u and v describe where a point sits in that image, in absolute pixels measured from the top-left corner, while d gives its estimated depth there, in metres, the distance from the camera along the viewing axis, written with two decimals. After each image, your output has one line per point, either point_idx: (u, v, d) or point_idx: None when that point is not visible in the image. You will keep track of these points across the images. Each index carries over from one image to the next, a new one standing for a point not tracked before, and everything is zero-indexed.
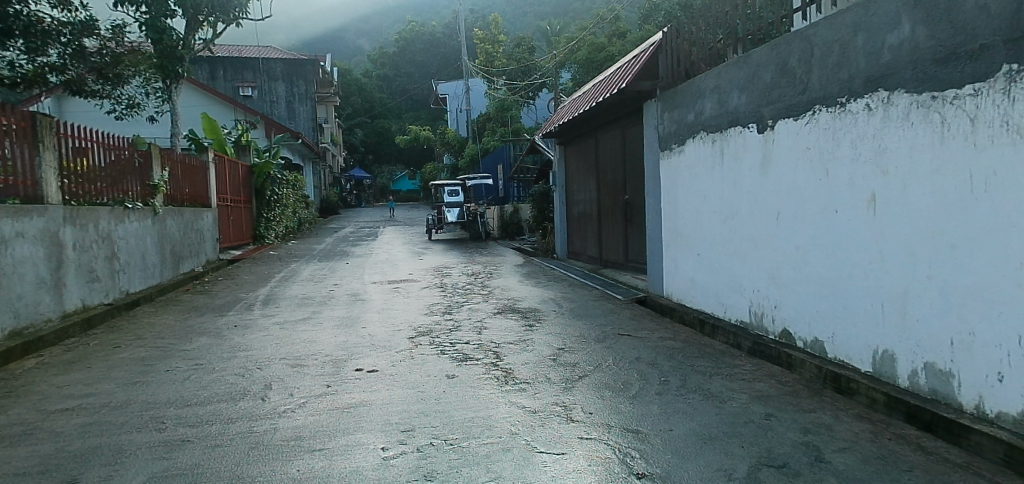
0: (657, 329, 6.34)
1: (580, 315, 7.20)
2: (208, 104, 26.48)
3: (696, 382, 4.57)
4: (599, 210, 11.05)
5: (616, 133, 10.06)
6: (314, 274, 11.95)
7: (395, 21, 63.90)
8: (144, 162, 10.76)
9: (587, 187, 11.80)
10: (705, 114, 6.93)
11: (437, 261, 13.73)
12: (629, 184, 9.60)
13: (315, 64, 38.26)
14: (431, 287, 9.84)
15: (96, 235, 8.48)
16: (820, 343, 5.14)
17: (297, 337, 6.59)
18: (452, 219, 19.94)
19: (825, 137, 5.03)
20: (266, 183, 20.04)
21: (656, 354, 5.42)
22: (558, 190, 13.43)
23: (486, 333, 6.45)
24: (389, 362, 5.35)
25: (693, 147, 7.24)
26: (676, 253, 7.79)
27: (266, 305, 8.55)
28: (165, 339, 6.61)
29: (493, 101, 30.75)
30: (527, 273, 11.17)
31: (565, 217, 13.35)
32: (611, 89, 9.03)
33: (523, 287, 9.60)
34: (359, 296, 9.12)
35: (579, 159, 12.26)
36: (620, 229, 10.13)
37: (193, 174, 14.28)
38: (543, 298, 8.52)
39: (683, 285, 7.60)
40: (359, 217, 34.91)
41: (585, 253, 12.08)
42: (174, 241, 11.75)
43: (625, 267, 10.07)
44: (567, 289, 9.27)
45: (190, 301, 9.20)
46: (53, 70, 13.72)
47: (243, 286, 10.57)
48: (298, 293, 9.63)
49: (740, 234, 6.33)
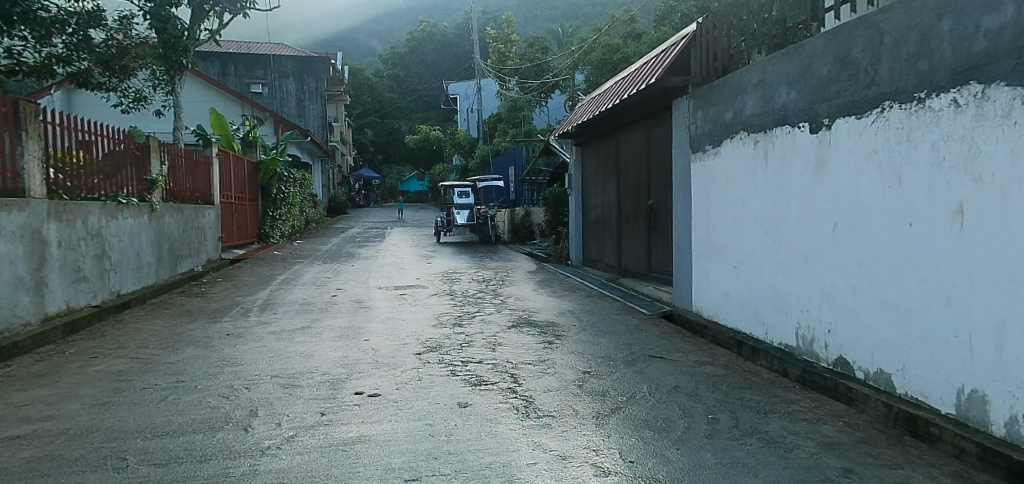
0: (692, 352, 5.68)
1: (603, 331, 6.55)
2: (216, 99, 25.97)
3: (749, 423, 3.92)
4: (619, 216, 10.37)
5: (640, 133, 9.41)
6: (318, 277, 11.39)
7: (407, 22, 63.62)
8: (141, 155, 10.19)
9: (605, 191, 11.14)
10: (745, 112, 6.27)
11: (446, 266, 13.13)
12: (654, 188, 8.94)
13: (326, 62, 37.69)
14: (440, 295, 9.22)
15: (84, 232, 7.91)
16: (887, 375, 4.47)
17: (294, 350, 5.98)
18: (462, 221, 19.19)
19: (897, 138, 4.35)
20: (272, 180, 19.50)
21: (696, 383, 4.77)
22: (574, 193, 12.79)
23: (500, 350, 5.81)
24: (393, 385, 4.72)
25: (730, 149, 6.56)
26: (707, 265, 7.13)
27: (263, 311, 7.95)
28: (148, 348, 6.01)
29: (505, 102, 30.17)
30: (541, 281, 10.52)
31: (581, 223, 12.70)
32: (638, 85, 8.40)
33: (539, 297, 8.96)
34: (363, 303, 8.52)
35: (597, 161, 11.60)
36: (642, 236, 9.45)
37: (196, 170, 13.73)
38: (561, 311, 7.89)
39: (715, 301, 6.94)
40: (367, 218, 34.39)
41: (603, 261, 11.41)
42: (172, 240, 11.21)
43: (646, 278, 9.39)
44: (586, 300, 8.62)
45: (184, 304, 8.64)
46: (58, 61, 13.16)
47: (242, 289, 9.99)
48: (299, 298, 9.04)
49: (786, 247, 5.66)
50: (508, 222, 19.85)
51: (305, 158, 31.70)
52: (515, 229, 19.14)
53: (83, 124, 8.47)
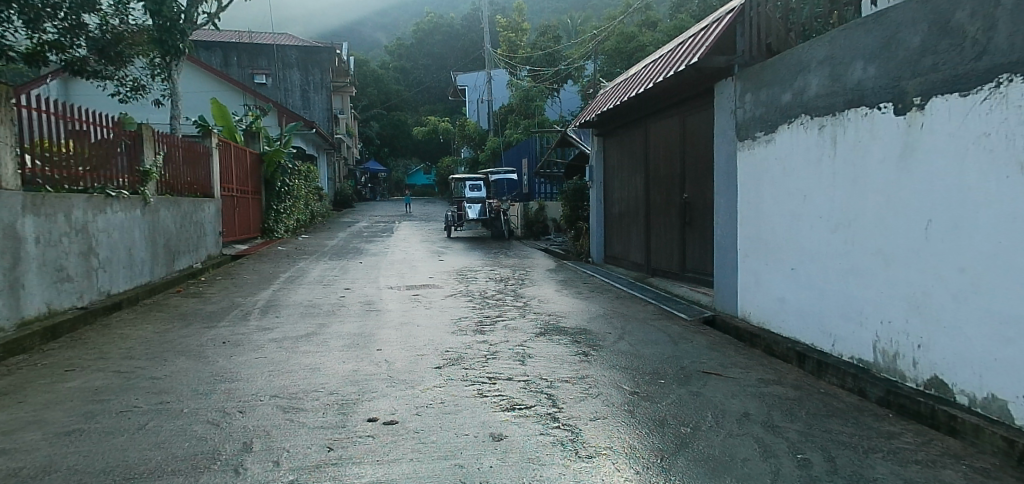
0: (754, 369, 4.95)
1: (644, 341, 5.83)
2: (217, 89, 25.29)
3: (851, 467, 3.21)
4: (647, 211, 9.65)
5: (673, 120, 8.67)
6: (325, 275, 10.69)
7: (414, 13, 62.82)
8: (133, 146, 9.55)
9: (631, 184, 10.41)
10: (808, 93, 5.51)
11: (460, 263, 12.41)
12: (689, 180, 8.20)
13: (332, 53, 37.05)
14: (456, 296, 8.51)
15: (66, 226, 7.24)
16: (999, 402, 3.75)
17: (297, 363, 5.27)
18: (473, 216, 18.47)
19: (1017, 118, 3.58)
20: (276, 172, 18.85)
21: (770, 409, 4.04)
22: (595, 186, 12.06)
23: (531, 364, 5.09)
24: (412, 409, 4.03)
25: (788, 135, 5.81)
26: (757, 265, 6.42)
27: (264, 315, 7.24)
28: (132, 359, 5.32)
29: (516, 93, 29.40)
30: (564, 281, 9.79)
31: (603, 218, 11.97)
32: (674, 66, 7.66)
33: (563, 299, 8.24)
34: (373, 306, 7.82)
35: (622, 151, 10.86)
36: (675, 233, 8.72)
37: (195, 161, 13.05)
38: (592, 316, 7.16)
39: (767, 306, 6.23)
40: (374, 212, 33.69)
41: (628, 259, 10.68)
42: (168, 235, 10.52)
43: (680, 278, 8.65)
44: (617, 303, 7.89)
45: (179, 305, 7.94)
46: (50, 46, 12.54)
47: (242, 288, 9.30)
48: (304, 299, 8.33)
49: (862, 247, 4.93)
50: (521, 216, 19.12)
51: (310, 150, 31.01)
52: (528, 224, 18.44)
53: (67, 110, 7.83)
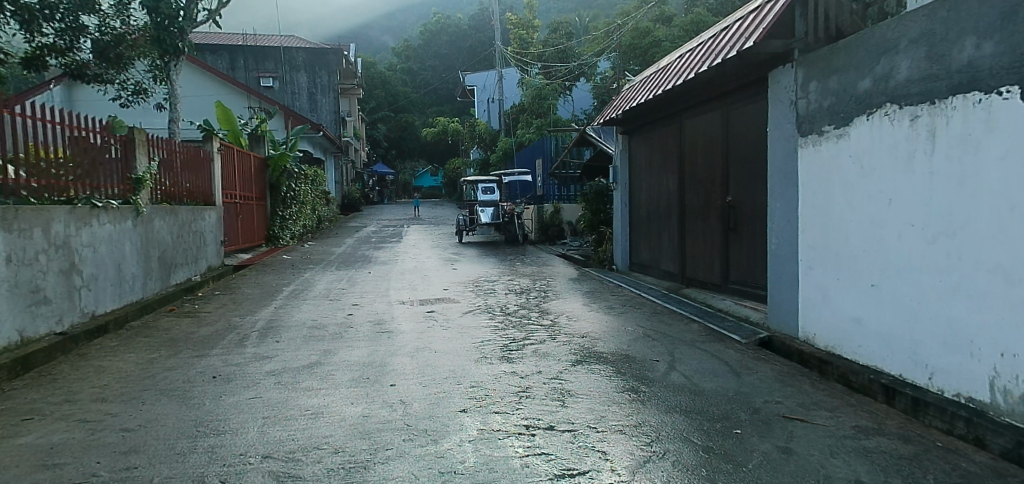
0: (844, 414, 4.13)
1: (702, 372, 5.01)
2: (222, 92, 24.63)
3: None
4: (681, 215, 8.83)
5: (716, 114, 7.83)
6: (331, 289, 9.91)
7: (421, 15, 62.21)
8: (125, 152, 8.75)
9: (661, 186, 9.59)
10: (899, 77, 4.64)
11: (475, 272, 11.62)
12: (734, 181, 7.38)
13: (339, 54, 36.40)
14: (475, 313, 7.70)
15: (44, 243, 6.48)
16: None
17: (297, 405, 4.47)
18: (486, 220, 17.68)
19: None
20: (281, 177, 18.12)
21: (887, 476, 3.22)
22: (618, 188, 11.24)
23: (574, 407, 4.27)
24: (436, 479, 3.21)
25: (870, 127, 4.96)
26: (826, 279, 5.58)
27: (263, 340, 6.45)
28: (105, 402, 4.53)
29: (527, 91, 28.57)
30: (590, 292, 8.99)
31: (627, 223, 11.13)
32: (721, 53, 6.82)
33: (595, 315, 7.42)
34: (384, 327, 7.02)
35: (651, 150, 10.01)
36: (715, 240, 7.87)
37: (195, 167, 12.32)
38: (632, 337, 6.34)
39: (840, 328, 5.39)
40: (383, 216, 32.98)
41: (658, 268, 9.85)
42: (164, 248, 9.78)
43: (722, 291, 7.80)
44: (656, 320, 7.06)
45: (169, 327, 7.15)
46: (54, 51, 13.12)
47: (241, 305, 8.52)
48: (308, 319, 7.54)
49: (972, 261, 4.04)
50: (536, 219, 18.34)
51: (316, 153, 30.30)
52: (543, 228, 17.66)
53: (51, 114, 7.11)
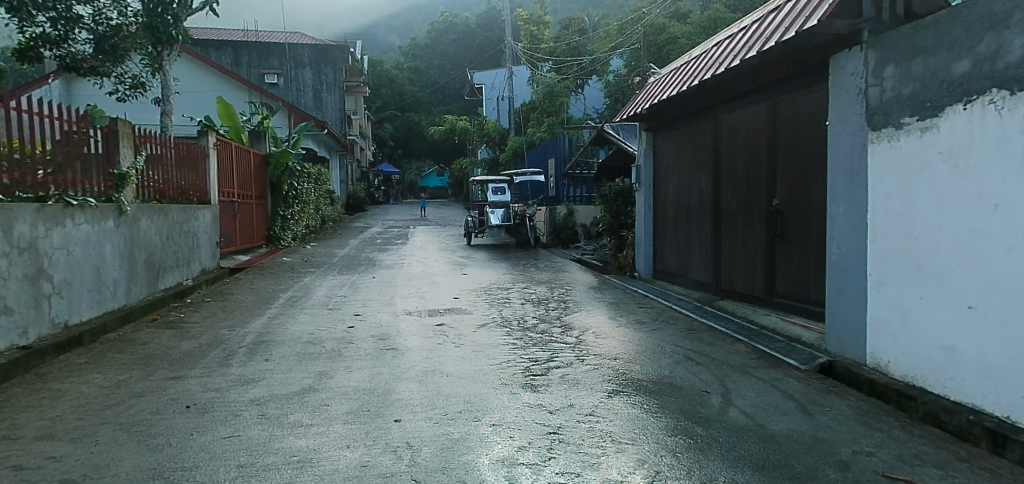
0: (958, 474, 3.32)
1: (767, 411, 4.20)
2: (225, 87, 23.96)
3: None
4: (716, 219, 8.06)
5: (762, 107, 7.04)
6: (331, 296, 9.12)
7: (428, 14, 61.54)
8: (105, 144, 7.98)
9: (691, 187, 8.83)
10: (1010, 57, 3.80)
11: (486, 278, 10.86)
12: (783, 181, 6.62)
13: (345, 50, 35.68)
14: (490, 327, 6.92)
15: (5, 245, 5.71)
16: None
17: (283, 448, 3.69)
18: (496, 222, 16.91)
19: None
20: (283, 175, 17.41)
21: None
22: (641, 189, 10.47)
23: (616, 458, 3.45)
24: None
25: (969, 118, 4.11)
26: (904, 297, 4.75)
27: (251, 358, 5.67)
28: (52, 441, 3.77)
29: (538, 89, 27.79)
30: (615, 303, 8.19)
31: (651, 227, 10.35)
32: (773, 34, 6.03)
33: (624, 331, 6.62)
34: (388, 343, 6.23)
35: (680, 148, 9.22)
36: (760, 248, 7.06)
37: (190, 163, 11.60)
38: (672, 359, 5.53)
39: (924, 355, 4.54)
40: (389, 216, 32.30)
41: (687, 276, 9.06)
42: (152, 249, 9.05)
43: (765, 305, 7.02)
44: (696, 338, 6.26)
45: (148, 340, 6.38)
46: (48, 42, 14.14)
47: (232, 315, 7.75)
48: (304, 332, 6.76)
49: None
50: (548, 222, 17.55)
51: (321, 152, 29.59)
52: (556, 231, 16.90)
53: (21, 101, 6.40)
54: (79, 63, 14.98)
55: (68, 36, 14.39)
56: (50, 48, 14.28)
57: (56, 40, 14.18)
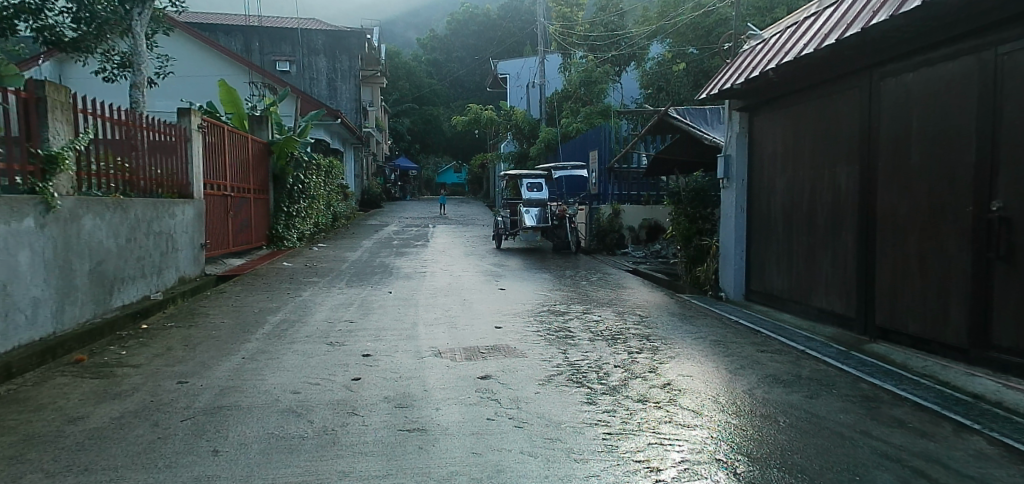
0: None
1: None
2: (227, 70, 22.03)
3: None
4: (865, 229, 5.82)
5: (967, 62, 4.77)
6: (334, 322, 6.92)
7: (447, 6, 59.41)
8: (24, 114, 5.89)
9: (817, 183, 6.59)
10: None
11: (531, 295, 8.65)
12: (1014, 175, 4.35)
13: (361, 37, 33.72)
14: (559, 386, 4.68)
15: None
16: None
17: None
18: (531, 223, 14.67)
19: None
20: (287, 167, 15.30)
21: None
22: (731, 186, 8.24)
23: None
24: None
25: None
26: None
27: (190, 449, 3.49)
28: None
29: (573, 75, 25.54)
30: (723, 342, 5.92)
31: (744, 235, 8.10)
32: None
33: (767, 400, 4.35)
34: (411, 417, 4.01)
35: (797, 132, 6.99)
36: (962, 273, 4.77)
37: (169, 148, 9.49)
38: (889, 472, 3.24)
39: None
40: (408, 213, 30.26)
41: (805, 304, 6.82)
42: (101, 255, 6.89)
43: (967, 361, 4.74)
44: (891, 419, 3.99)
45: (49, 402, 4.24)
46: (22, 12, 12.28)
47: (192, 355, 5.56)
48: (287, 390, 4.57)
49: None
50: (589, 222, 15.33)
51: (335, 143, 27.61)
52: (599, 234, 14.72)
53: None
54: (59, 39, 13.06)
55: (46, 5, 12.52)
56: (25, 18, 12.41)
57: (31, 9, 12.31)
